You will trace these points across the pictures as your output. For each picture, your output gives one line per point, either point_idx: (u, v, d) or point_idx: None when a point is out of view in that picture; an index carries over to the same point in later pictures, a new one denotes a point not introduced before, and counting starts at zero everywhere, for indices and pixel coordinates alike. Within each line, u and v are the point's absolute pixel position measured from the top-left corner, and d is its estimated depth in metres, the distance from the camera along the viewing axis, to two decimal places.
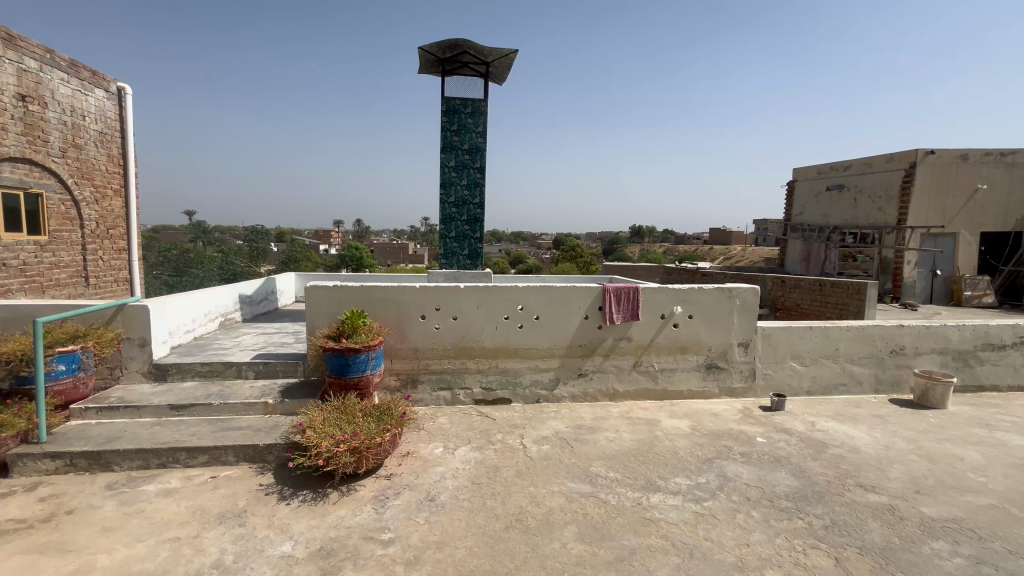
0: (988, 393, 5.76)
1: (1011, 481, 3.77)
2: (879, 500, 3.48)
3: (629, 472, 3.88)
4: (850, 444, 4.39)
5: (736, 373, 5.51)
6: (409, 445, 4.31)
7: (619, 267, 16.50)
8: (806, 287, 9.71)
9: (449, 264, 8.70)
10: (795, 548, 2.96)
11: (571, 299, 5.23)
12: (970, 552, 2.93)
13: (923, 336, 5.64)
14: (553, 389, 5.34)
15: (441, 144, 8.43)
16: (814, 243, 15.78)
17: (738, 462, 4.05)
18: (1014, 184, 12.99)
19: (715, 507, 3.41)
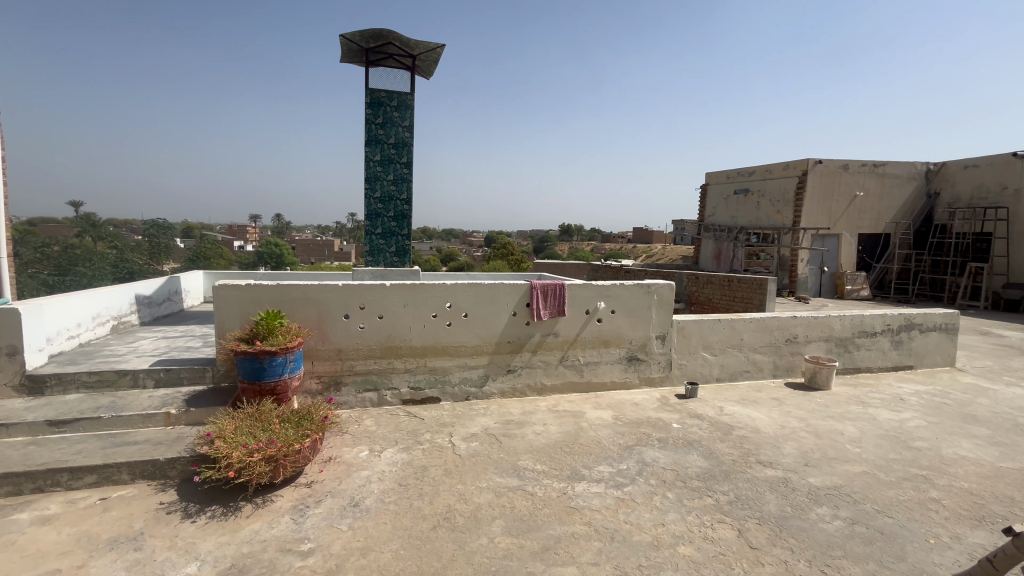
0: (863, 374, 6.57)
1: (880, 450, 4.33)
2: (775, 475, 3.86)
3: (555, 463, 3.99)
4: (752, 426, 4.82)
5: (654, 364, 5.84)
6: (332, 451, 4.13)
7: (548, 265, 16.86)
8: (717, 283, 10.50)
9: (375, 261, 8.44)
10: (704, 523, 3.21)
11: (500, 296, 5.27)
12: (847, 514, 3.33)
13: (812, 326, 6.31)
14: (483, 386, 5.35)
15: (366, 137, 8.14)
16: (723, 242, 17.11)
17: (655, 447, 4.31)
18: (885, 191, 14.86)
19: (634, 491, 3.60)
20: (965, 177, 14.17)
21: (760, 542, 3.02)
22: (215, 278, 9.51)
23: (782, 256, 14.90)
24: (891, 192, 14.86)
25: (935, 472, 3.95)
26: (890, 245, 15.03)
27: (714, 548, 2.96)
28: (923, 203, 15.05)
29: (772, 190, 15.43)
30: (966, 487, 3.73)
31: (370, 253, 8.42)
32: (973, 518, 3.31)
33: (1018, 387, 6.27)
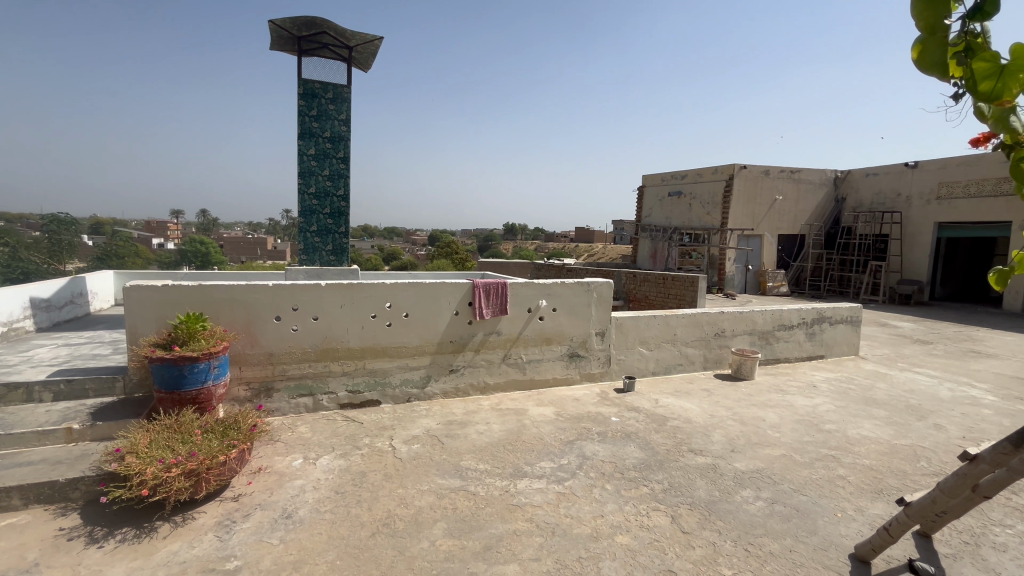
0: (782, 364, 7.11)
1: (796, 434, 4.70)
2: (705, 462, 4.08)
3: (498, 462, 4.00)
4: (685, 416, 5.08)
5: (594, 360, 6.00)
6: (262, 461, 3.89)
7: (492, 264, 16.85)
8: (653, 280, 10.93)
9: (310, 260, 8.07)
10: (640, 512, 3.33)
11: (441, 295, 5.19)
12: (768, 495, 3.58)
13: (738, 320, 6.74)
14: (424, 387, 5.26)
15: (298, 130, 7.75)
16: (659, 242, 17.88)
17: (595, 441, 4.43)
18: (800, 196, 16.15)
19: (575, 485, 3.68)
20: (867, 184, 15.70)
21: (691, 526, 3.18)
22: (128, 279, 8.68)
23: (712, 255, 15.80)
24: (806, 197, 16.18)
25: (841, 451, 4.35)
26: (805, 245, 16.37)
27: (650, 535, 3.08)
28: (832, 207, 16.51)
29: (703, 193, 16.34)
30: (868, 463, 4.13)
31: (305, 252, 8.02)
32: (873, 491, 3.67)
33: (910, 372, 7.03)
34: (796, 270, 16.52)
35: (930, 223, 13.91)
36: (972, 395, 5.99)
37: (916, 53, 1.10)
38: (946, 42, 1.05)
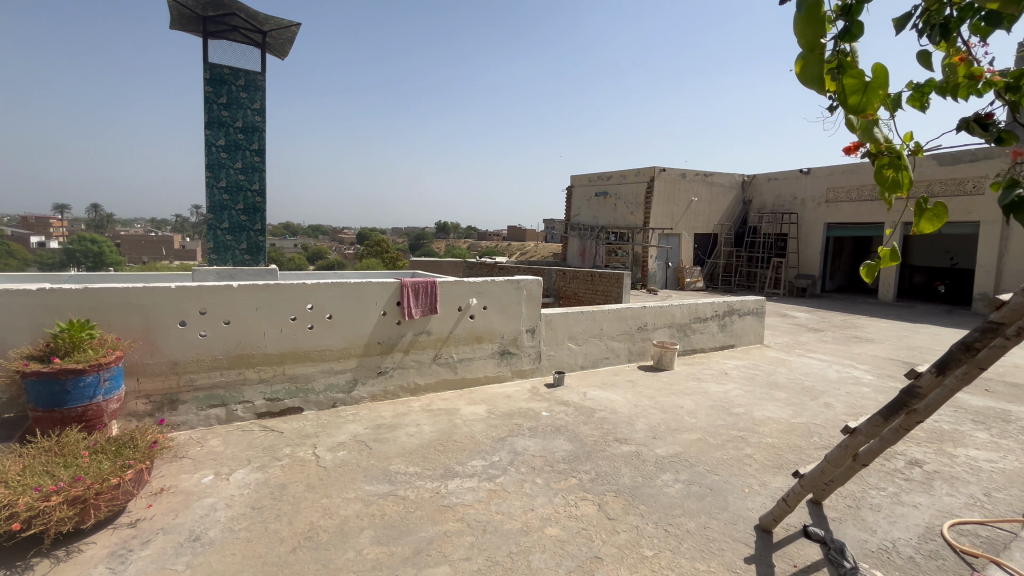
0: (698, 354, 7.63)
1: (710, 418, 5.06)
2: (629, 450, 4.28)
3: (428, 463, 3.93)
4: (611, 407, 5.29)
5: (525, 357, 6.08)
6: (165, 480, 3.53)
7: (423, 263, 16.53)
8: (581, 277, 11.26)
9: (221, 260, 7.47)
10: (569, 503, 3.42)
11: (368, 295, 5.01)
12: (686, 477, 3.82)
13: (659, 314, 7.14)
14: (351, 391, 5.04)
15: (205, 118, 7.13)
16: (587, 240, 18.47)
17: (526, 436, 4.48)
18: (713, 197, 17.40)
19: (506, 481, 3.70)
20: (769, 188, 17.24)
21: (616, 512, 3.31)
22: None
23: (636, 253, 16.59)
24: (718, 198, 17.46)
25: (749, 432, 4.74)
26: (718, 243, 17.67)
27: (578, 524, 3.17)
28: (740, 208, 17.95)
29: (627, 194, 17.11)
30: (770, 441, 4.53)
31: (215, 251, 7.40)
32: (775, 466, 4.04)
33: (806, 357, 7.82)
34: (711, 267, 17.78)
35: (821, 223, 15.56)
36: (854, 376, 6.78)
37: (798, 67, 1.26)
38: (822, 58, 1.20)
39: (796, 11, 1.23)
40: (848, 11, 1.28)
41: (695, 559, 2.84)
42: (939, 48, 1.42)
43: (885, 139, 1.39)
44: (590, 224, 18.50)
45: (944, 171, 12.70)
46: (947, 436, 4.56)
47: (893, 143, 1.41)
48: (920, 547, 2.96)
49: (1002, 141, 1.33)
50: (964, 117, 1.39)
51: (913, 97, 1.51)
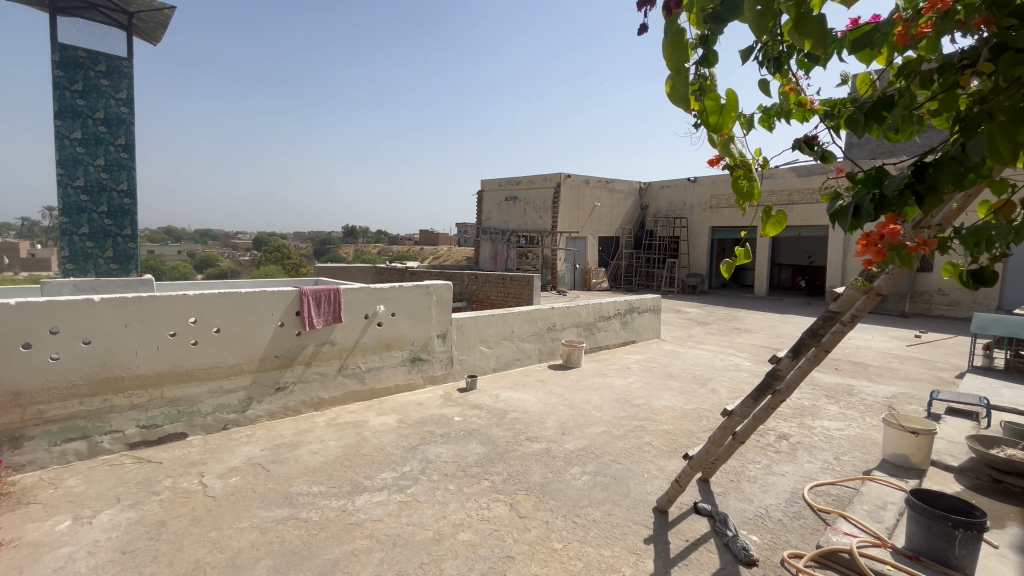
0: (603, 351, 8.06)
1: (614, 411, 5.37)
2: (539, 447, 4.40)
3: (334, 481, 3.72)
4: (523, 407, 5.40)
5: (437, 362, 5.99)
6: (4, 533, 2.97)
7: (328, 270, 15.61)
8: (493, 281, 11.35)
9: (80, 270, 6.48)
10: (481, 506, 3.43)
11: (262, 306, 4.65)
12: (592, 469, 4.01)
13: (566, 314, 7.42)
14: (245, 411, 4.63)
15: (54, 107, 6.15)
16: (498, 244, 18.65)
17: (438, 443, 4.42)
18: (614, 203, 18.50)
19: (418, 491, 3.62)
20: (662, 195, 18.72)
21: (527, 510, 3.39)
22: None
23: (545, 256, 17.13)
24: (619, 204, 18.58)
25: (648, 421, 5.10)
26: (620, 245, 18.82)
27: (490, 526, 3.19)
28: (639, 213, 19.29)
29: (535, 199, 17.62)
30: (666, 428, 4.92)
31: (71, 260, 6.39)
32: (669, 451, 4.39)
33: (696, 348, 8.59)
34: (614, 268, 18.85)
35: (707, 227, 17.23)
36: (736, 363, 7.58)
37: (668, 88, 1.37)
38: (687, 81, 1.32)
39: (665, 38, 1.35)
40: (706, 41, 1.44)
41: (600, 547, 2.99)
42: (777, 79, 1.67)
43: (740, 155, 1.59)
44: (501, 227, 18.75)
45: (801, 181, 14.70)
46: (807, 411, 5.27)
47: (745, 158, 1.62)
48: (787, 510, 3.39)
49: (826, 159, 1.61)
50: (797, 138, 1.65)
51: (763, 119, 1.76)
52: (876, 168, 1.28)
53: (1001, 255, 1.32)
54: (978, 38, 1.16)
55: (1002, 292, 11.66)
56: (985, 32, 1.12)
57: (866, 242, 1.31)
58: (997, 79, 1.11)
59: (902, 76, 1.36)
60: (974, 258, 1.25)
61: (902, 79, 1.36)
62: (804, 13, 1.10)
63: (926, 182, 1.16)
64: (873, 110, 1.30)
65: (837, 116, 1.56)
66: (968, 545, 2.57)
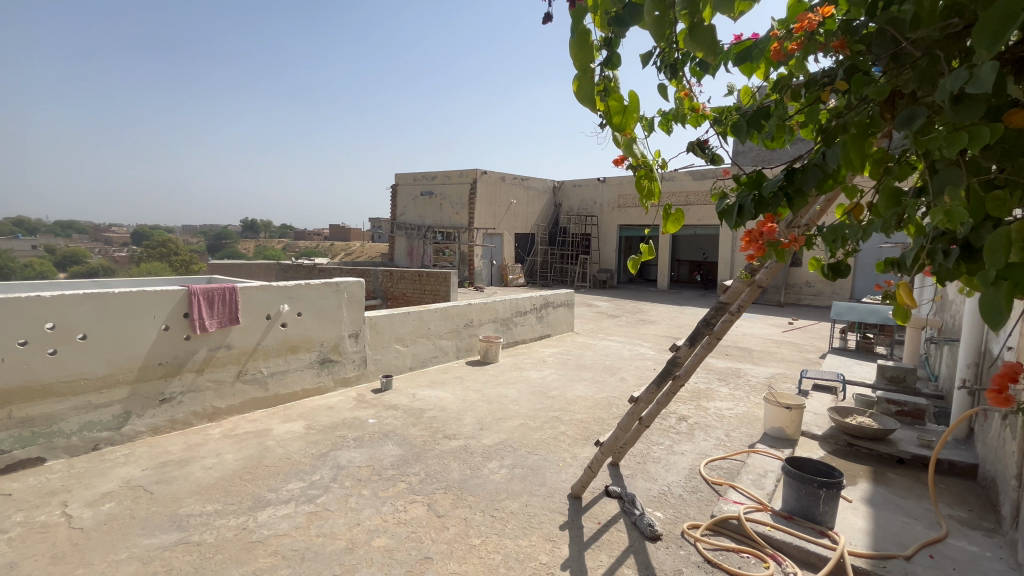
0: (520, 346, 8.20)
1: (530, 404, 5.48)
2: (457, 444, 4.37)
3: (232, 497, 3.40)
4: (440, 405, 5.33)
5: (348, 363, 5.70)
6: None
7: (224, 269, 14.20)
8: (409, 278, 11.05)
9: None
10: (397, 509, 3.33)
11: (142, 308, 4.13)
12: (510, 462, 4.06)
13: (484, 310, 7.42)
14: (121, 427, 4.07)
15: None
16: (414, 240, 18.16)
17: (350, 448, 4.22)
18: (529, 200, 18.87)
19: (328, 500, 3.43)
20: (575, 194, 19.44)
21: (445, 508, 3.35)
22: None
23: (462, 252, 17.03)
24: (534, 201, 18.99)
25: (562, 412, 5.27)
26: (535, 242, 19.26)
27: (406, 529, 3.11)
28: (553, 211, 19.87)
29: (451, 195, 17.43)
30: (580, 417, 5.13)
31: None
32: (582, 439, 4.58)
33: (606, 340, 9.05)
34: (530, 264, 19.25)
35: (615, 225, 18.20)
36: (642, 353, 8.09)
37: (575, 87, 1.40)
38: (593, 81, 1.37)
39: (572, 38, 1.38)
40: (610, 43, 1.50)
41: (518, 537, 3.05)
42: (672, 84, 1.79)
43: (641, 155, 1.69)
44: (417, 223, 18.31)
45: (696, 184, 16.04)
46: (702, 393, 5.78)
47: (646, 159, 1.72)
48: (686, 485, 3.69)
49: (716, 161, 1.75)
50: (691, 141, 1.78)
51: (662, 122, 1.87)
52: (757, 173, 1.42)
53: (854, 251, 1.52)
54: (836, 59, 1.31)
55: (853, 283, 13.67)
56: (840, 55, 1.28)
57: (749, 238, 1.47)
58: (849, 97, 1.28)
59: (776, 89, 1.52)
60: (833, 253, 1.43)
61: (777, 91, 1.52)
62: (697, 22, 1.17)
63: (795, 185, 1.30)
64: (754, 118, 1.43)
65: (724, 122, 1.70)
66: (829, 502, 2.98)
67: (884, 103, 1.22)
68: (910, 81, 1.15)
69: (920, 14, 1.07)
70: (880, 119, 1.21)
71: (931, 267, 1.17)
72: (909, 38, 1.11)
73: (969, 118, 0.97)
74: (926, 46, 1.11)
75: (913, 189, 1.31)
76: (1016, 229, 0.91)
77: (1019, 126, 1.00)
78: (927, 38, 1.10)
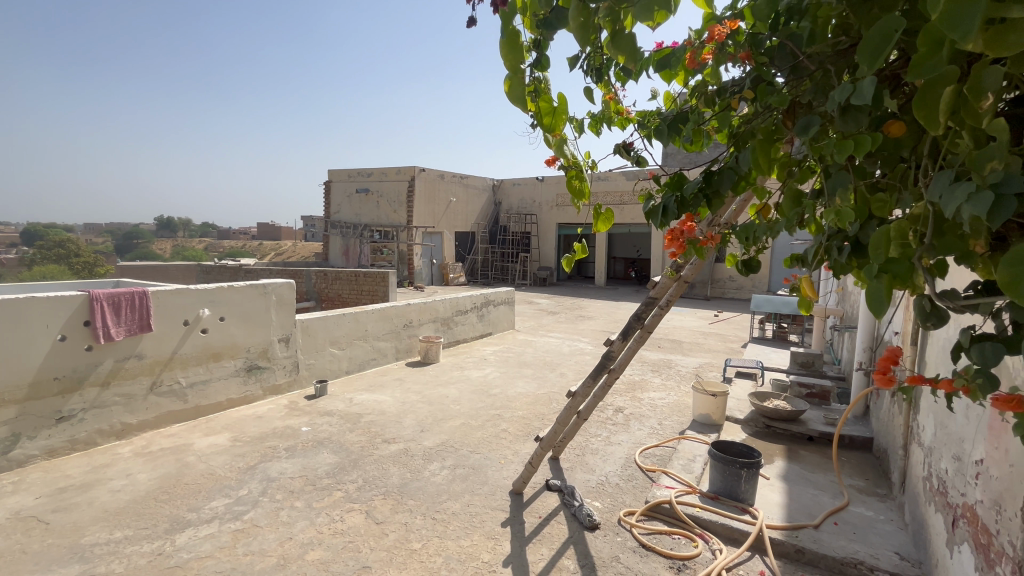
0: (461, 345, 8.14)
1: (472, 403, 5.46)
2: (397, 448, 4.27)
3: (146, 520, 3.12)
4: (379, 409, 5.18)
5: (279, 370, 5.39)
6: None
7: (135, 272, 12.95)
8: (344, 278, 10.65)
9: None
10: (333, 519, 3.20)
11: (32, 317, 3.67)
12: (452, 463, 4.03)
13: (424, 310, 7.29)
14: (9, 452, 3.61)
15: None
16: (350, 239, 17.49)
17: (282, 459, 4.00)
18: (469, 198, 18.78)
19: (257, 515, 3.23)
20: (514, 192, 19.61)
21: (384, 515, 3.26)
22: None
23: (401, 251, 16.64)
24: (473, 200, 18.93)
25: (504, 409, 5.30)
26: (476, 241, 19.22)
27: (343, 539, 2.99)
28: (492, 209, 19.91)
29: (389, 192, 16.97)
30: (521, 414, 5.18)
31: None
32: (523, 435, 4.63)
33: (546, 336, 9.20)
34: (471, 263, 19.19)
35: (554, 224, 18.54)
36: (580, 348, 8.31)
37: (506, 87, 1.40)
38: (523, 82, 1.37)
39: (502, 39, 1.37)
40: (538, 45, 1.51)
41: (459, 538, 3.02)
42: (599, 88, 1.84)
43: (572, 157, 1.72)
44: (353, 222, 17.66)
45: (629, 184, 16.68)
46: (637, 385, 6.03)
47: (577, 160, 1.76)
48: (622, 474, 3.83)
49: (640, 163, 1.82)
50: (617, 143, 1.84)
51: (590, 124, 1.92)
52: (679, 175, 1.48)
53: (764, 248, 1.64)
54: (743, 69, 1.40)
55: (769, 277, 14.82)
56: (748, 65, 1.37)
57: (671, 236, 1.56)
58: (756, 105, 1.37)
59: (694, 96, 1.60)
60: (746, 251, 1.53)
61: (695, 97, 1.60)
62: (618, 29, 1.21)
63: (712, 187, 1.37)
64: (674, 122, 1.50)
65: (647, 126, 1.78)
66: (750, 480, 3.22)
67: (786, 111, 1.33)
68: (807, 91, 1.24)
69: (814, 32, 1.17)
70: (782, 127, 1.31)
71: (828, 262, 1.27)
72: (806, 53, 1.21)
73: (855, 127, 1.07)
74: (820, 60, 1.20)
75: (812, 191, 1.43)
76: (895, 228, 1.01)
77: (896, 136, 1.12)
78: (821, 53, 1.19)
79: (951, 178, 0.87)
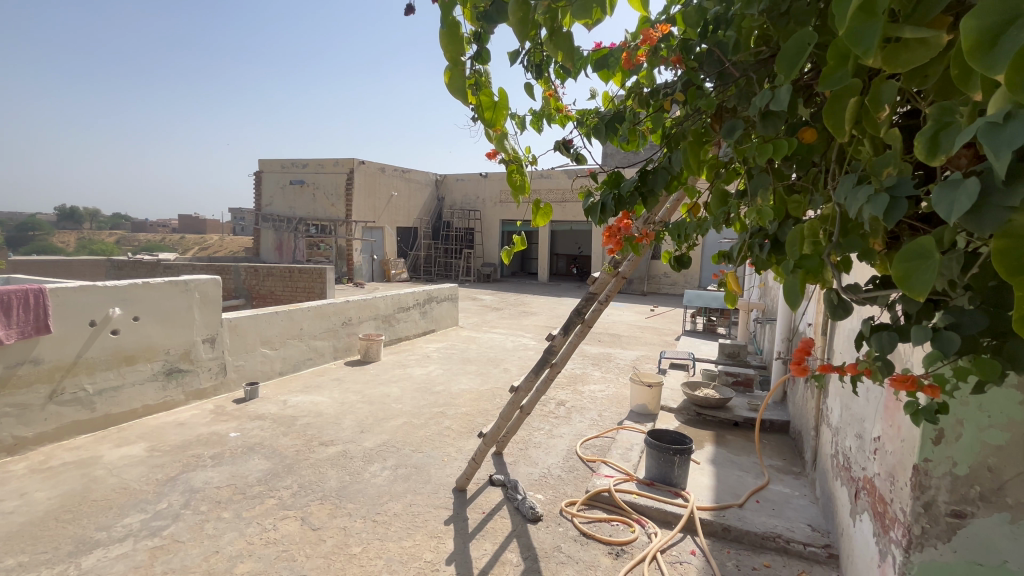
0: (403, 342, 7.97)
1: (414, 401, 5.36)
2: (335, 450, 4.11)
3: (46, 543, 2.80)
4: (315, 411, 4.96)
5: (203, 372, 5.02)
6: None
7: (30, 267, 11.53)
8: (277, 274, 10.09)
9: None
10: (265, 528, 3.03)
11: None
12: (393, 463, 3.94)
13: (363, 308, 7.06)
14: None
15: None
16: (284, 233, 16.59)
17: (207, 467, 3.73)
18: (411, 193, 18.39)
19: (178, 530, 2.99)
20: (458, 188, 19.45)
21: (322, 520, 3.13)
22: None
23: (339, 246, 16.01)
24: (416, 194, 18.55)
25: (447, 406, 5.25)
26: (418, 236, 18.88)
27: (276, 549, 2.84)
28: (435, 204, 19.63)
29: (326, 184, 16.24)
30: (464, 411, 5.15)
31: None
32: (467, 432, 4.62)
33: (490, 333, 9.22)
34: (413, 259, 18.83)
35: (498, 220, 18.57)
36: (524, 343, 8.40)
37: (446, 78, 1.37)
38: (464, 74, 1.35)
39: (442, 29, 1.34)
40: (479, 38, 1.50)
41: (401, 539, 2.96)
42: (539, 84, 1.86)
43: (513, 152, 1.72)
44: (287, 215, 16.76)
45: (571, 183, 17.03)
46: (578, 379, 6.17)
47: (517, 155, 1.76)
48: (564, 465, 3.92)
49: (579, 160, 1.86)
50: (557, 140, 1.86)
51: (531, 120, 1.93)
52: (615, 173, 1.53)
53: (694, 245, 1.72)
54: (675, 73, 1.46)
55: (700, 273, 15.68)
56: (679, 69, 1.43)
57: (609, 233, 1.60)
58: (687, 108, 1.44)
59: (629, 96, 1.65)
60: (677, 247, 1.60)
61: (632, 98, 1.65)
62: (556, 27, 1.22)
63: (647, 185, 1.41)
64: (610, 121, 1.55)
65: (585, 125, 1.81)
66: (682, 466, 3.40)
67: (713, 115, 1.40)
68: (732, 97, 1.32)
69: (739, 41, 1.24)
70: (709, 129, 1.39)
71: (750, 258, 1.36)
72: (732, 60, 1.28)
73: (773, 132, 1.15)
74: (743, 68, 1.27)
75: (736, 191, 1.52)
76: (807, 227, 1.09)
77: (808, 142, 1.21)
78: (745, 61, 1.27)
79: (854, 181, 0.95)
